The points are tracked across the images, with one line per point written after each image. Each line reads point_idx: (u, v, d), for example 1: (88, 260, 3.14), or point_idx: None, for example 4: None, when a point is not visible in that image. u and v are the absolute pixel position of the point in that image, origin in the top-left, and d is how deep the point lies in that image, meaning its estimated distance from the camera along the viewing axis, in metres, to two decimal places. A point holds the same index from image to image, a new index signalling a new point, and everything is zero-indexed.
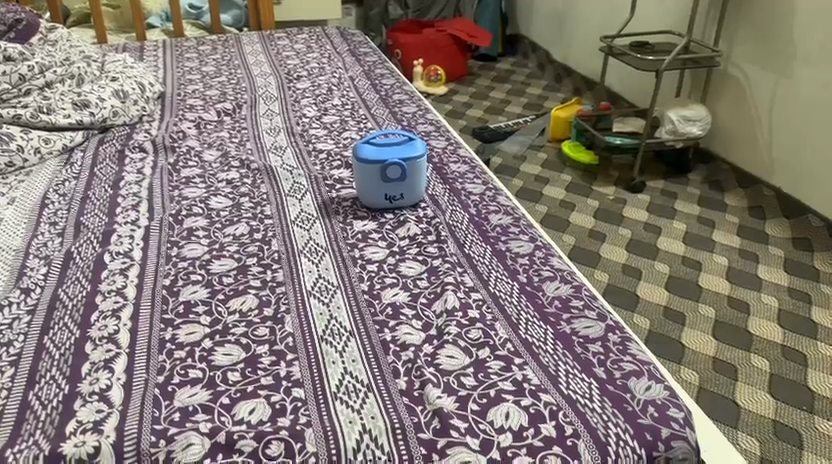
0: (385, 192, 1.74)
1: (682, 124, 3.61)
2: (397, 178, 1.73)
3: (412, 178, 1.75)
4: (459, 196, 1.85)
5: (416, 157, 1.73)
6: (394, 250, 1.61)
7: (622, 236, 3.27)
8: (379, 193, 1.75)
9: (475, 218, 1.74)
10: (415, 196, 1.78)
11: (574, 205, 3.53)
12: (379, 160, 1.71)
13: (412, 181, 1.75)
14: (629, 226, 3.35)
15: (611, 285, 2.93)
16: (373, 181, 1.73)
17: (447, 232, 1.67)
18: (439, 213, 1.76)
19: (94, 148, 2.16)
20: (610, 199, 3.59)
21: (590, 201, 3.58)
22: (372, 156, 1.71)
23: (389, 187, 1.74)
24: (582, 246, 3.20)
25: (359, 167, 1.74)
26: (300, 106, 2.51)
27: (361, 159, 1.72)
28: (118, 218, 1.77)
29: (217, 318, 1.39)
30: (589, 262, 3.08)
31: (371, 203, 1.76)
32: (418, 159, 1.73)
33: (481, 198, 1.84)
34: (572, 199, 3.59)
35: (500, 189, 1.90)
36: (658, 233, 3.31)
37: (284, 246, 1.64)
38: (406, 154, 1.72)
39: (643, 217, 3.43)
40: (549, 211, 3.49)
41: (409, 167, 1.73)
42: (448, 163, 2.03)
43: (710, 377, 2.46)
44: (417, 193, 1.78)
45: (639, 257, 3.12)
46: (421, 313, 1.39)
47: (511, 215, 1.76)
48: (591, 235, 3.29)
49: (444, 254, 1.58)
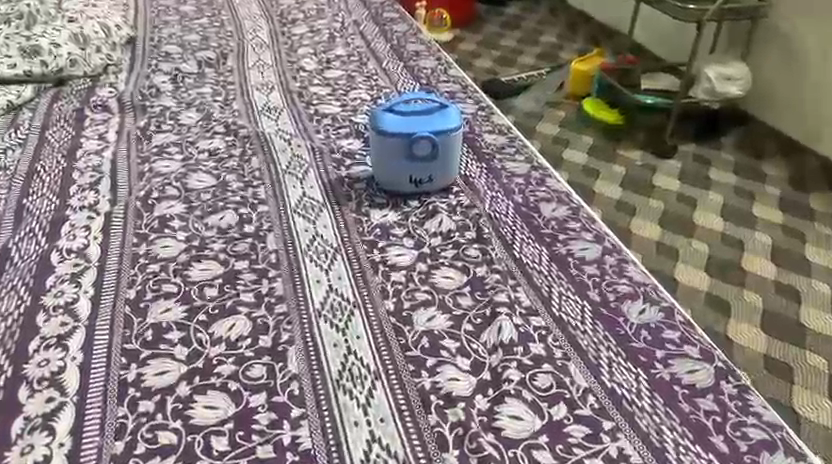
0: (412, 174, 1.39)
1: (720, 83, 3.22)
2: (425, 158, 1.37)
3: (444, 156, 1.39)
4: (499, 178, 1.49)
5: (450, 130, 1.35)
6: (423, 252, 1.27)
7: (653, 209, 2.94)
8: (403, 174, 1.39)
9: (523, 209, 1.40)
10: (447, 177, 1.42)
11: (598, 171, 3.18)
12: (404, 133, 1.34)
13: (444, 160, 1.39)
14: (660, 198, 3.02)
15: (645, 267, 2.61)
16: (395, 159, 1.38)
17: (490, 228, 1.33)
18: (477, 200, 1.41)
19: (46, 105, 1.77)
20: (637, 165, 3.23)
21: (616, 167, 3.22)
22: (395, 129, 1.34)
23: (416, 168, 1.39)
24: (609, 220, 2.87)
25: (376, 140, 1.38)
26: (297, 56, 2.11)
27: (380, 132, 1.35)
28: (73, 201, 1.41)
29: (198, 350, 1.06)
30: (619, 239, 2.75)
31: (393, 185, 1.41)
32: (452, 133, 1.36)
33: (526, 179, 1.49)
34: (597, 165, 3.23)
35: (547, 167, 1.55)
36: (693, 205, 2.98)
37: (282, 244, 1.29)
38: (438, 126, 1.35)
39: (675, 187, 3.09)
40: (571, 178, 3.13)
41: (441, 144, 1.36)
42: (480, 133, 1.67)
43: (762, 379, 2.17)
44: (450, 173, 1.42)
45: (673, 235, 2.79)
46: (467, 346, 1.08)
47: (567, 204, 1.42)
48: (619, 208, 2.95)
49: (488, 259, 1.24)
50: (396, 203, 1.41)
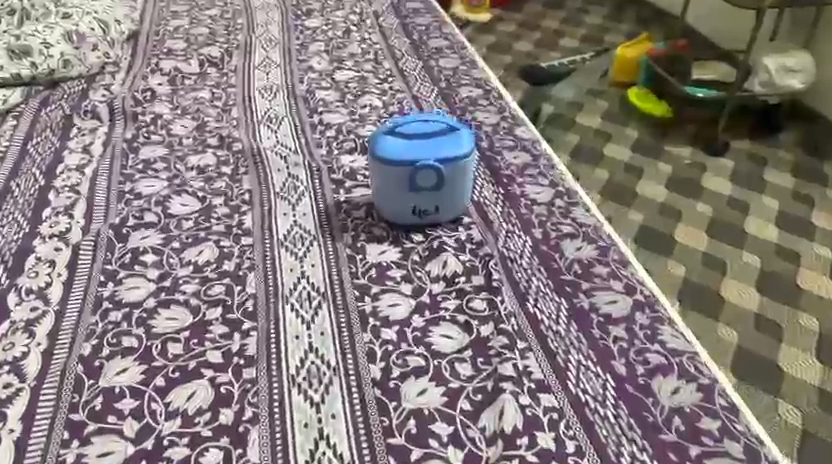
0: (416, 205, 1.22)
1: (780, 75, 2.90)
2: (430, 188, 1.20)
3: (453, 185, 1.21)
4: (518, 207, 1.31)
5: (457, 157, 1.18)
6: (422, 302, 1.10)
7: (700, 215, 2.63)
8: (406, 206, 1.22)
9: (542, 247, 1.21)
10: (457, 206, 1.24)
11: (641, 170, 2.86)
12: (404, 161, 1.17)
13: (453, 189, 1.21)
14: (708, 202, 2.71)
15: (688, 283, 2.31)
16: (396, 189, 1.20)
17: (501, 273, 1.15)
18: (489, 236, 1.23)
19: (33, 112, 1.64)
20: (685, 162, 2.91)
21: (660, 165, 2.90)
22: (394, 157, 1.17)
23: (420, 198, 1.21)
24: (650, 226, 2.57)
25: (375, 168, 1.20)
26: (307, 54, 1.93)
27: (378, 158, 1.18)
28: (42, 227, 1.28)
29: (149, 426, 0.92)
30: (660, 249, 2.46)
31: (395, 216, 1.24)
32: (461, 160, 1.18)
33: (549, 209, 1.30)
34: (639, 161, 2.91)
35: (574, 194, 1.36)
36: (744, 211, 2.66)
37: (262, 288, 1.13)
38: (444, 153, 1.17)
39: (725, 189, 2.77)
40: (611, 178, 2.82)
41: (448, 173, 1.19)
42: (500, 150, 1.48)
43: (817, 417, 1.86)
44: (460, 203, 1.24)
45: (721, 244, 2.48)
46: (462, 433, 0.91)
47: (594, 242, 1.23)
48: (662, 214, 2.64)
49: (496, 314, 1.07)
50: (395, 238, 1.23)
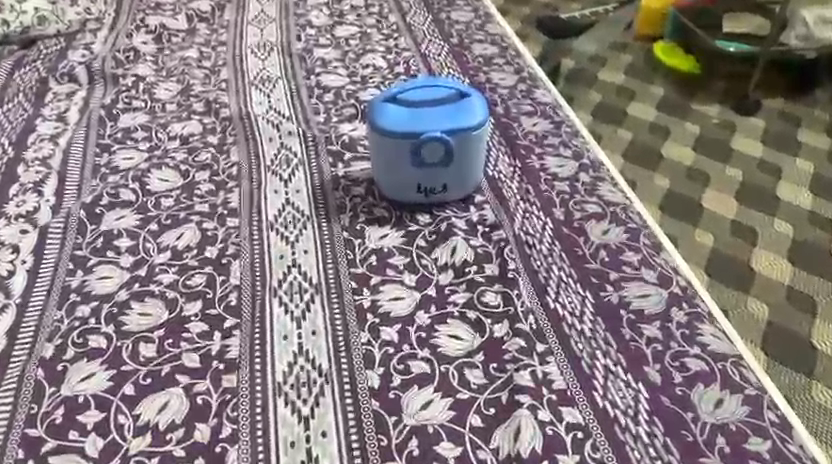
0: (421, 182, 1.08)
1: (817, 28, 2.57)
2: (437, 163, 1.06)
3: (462, 160, 1.07)
4: (536, 183, 1.16)
5: (468, 130, 1.03)
6: (427, 296, 0.97)
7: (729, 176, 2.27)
8: (410, 183, 1.08)
9: (565, 230, 1.07)
10: (467, 183, 1.10)
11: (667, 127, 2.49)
12: (408, 133, 1.03)
13: (463, 165, 1.07)
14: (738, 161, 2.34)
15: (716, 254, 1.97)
16: (399, 164, 1.07)
17: (518, 261, 1.01)
18: (504, 218, 1.09)
19: (5, 75, 1.50)
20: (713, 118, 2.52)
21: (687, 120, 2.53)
22: (396, 128, 1.03)
23: (426, 175, 1.07)
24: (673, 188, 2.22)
25: (374, 140, 1.06)
26: (305, 6, 1.76)
27: (378, 130, 1.04)
28: (8, 207, 1.16)
29: (115, 443, 0.81)
30: (684, 214, 2.11)
31: (398, 194, 1.10)
32: (472, 132, 1.04)
33: (572, 185, 1.16)
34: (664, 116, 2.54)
35: (600, 168, 1.21)
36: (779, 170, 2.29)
37: (248, 278, 1.00)
38: (454, 125, 1.03)
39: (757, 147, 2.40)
40: (630, 134, 2.46)
41: (457, 146, 1.05)
42: (516, 117, 1.32)
43: None
44: (471, 179, 1.10)
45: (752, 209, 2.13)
46: (471, 455, 0.78)
47: (623, 224, 1.08)
48: (690, 174, 2.27)
49: (511, 312, 0.93)
50: (397, 219, 1.10)
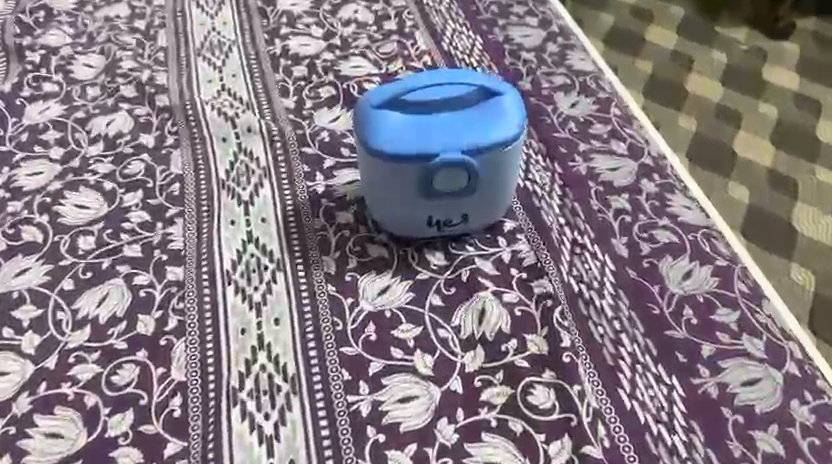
0: (432, 214, 0.79)
1: None
2: (455, 191, 0.77)
3: (490, 184, 0.77)
4: (586, 198, 0.86)
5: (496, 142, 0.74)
6: (451, 393, 0.69)
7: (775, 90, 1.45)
8: (418, 216, 0.79)
9: (631, 275, 0.78)
10: (496, 212, 0.81)
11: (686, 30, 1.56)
12: (414, 152, 0.73)
13: (491, 190, 0.78)
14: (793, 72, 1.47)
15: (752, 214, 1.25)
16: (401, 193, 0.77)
17: (574, 329, 0.73)
18: (546, 255, 0.80)
19: None
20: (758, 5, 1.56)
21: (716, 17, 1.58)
22: (397, 145, 0.73)
23: (439, 205, 0.78)
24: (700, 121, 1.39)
25: (365, 160, 0.76)
26: None
27: (371, 147, 0.74)
28: None
29: None
30: (716, 159, 1.33)
31: (401, 228, 0.81)
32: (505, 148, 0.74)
33: (633, 201, 0.86)
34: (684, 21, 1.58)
35: (667, 172, 0.91)
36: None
37: (197, 371, 0.72)
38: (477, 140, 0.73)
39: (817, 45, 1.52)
40: (644, 59, 1.51)
41: (482, 168, 0.75)
42: (549, 96, 1.00)
43: None
44: (501, 207, 0.81)
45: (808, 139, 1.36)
46: None
47: (710, 262, 0.80)
48: (722, 104, 1.43)
49: (572, 422, 0.66)
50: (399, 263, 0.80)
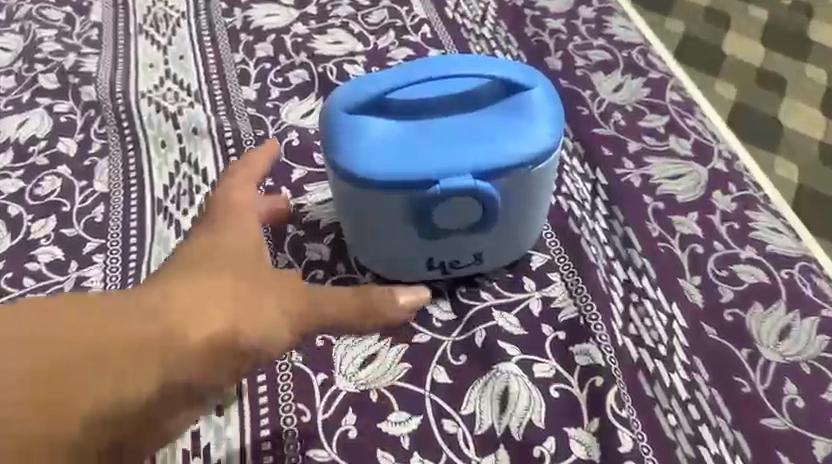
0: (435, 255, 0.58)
1: None
2: (467, 225, 0.55)
3: (514, 212, 0.56)
4: (641, 221, 0.64)
5: (526, 157, 0.52)
6: None
7: None
8: (415, 258, 0.58)
9: (710, 335, 0.58)
10: (521, 245, 0.60)
11: None
12: (408, 177, 0.52)
13: (516, 220, 0.57)
14: None
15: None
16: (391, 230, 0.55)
17: (632, 423, 0.53)
18: (591, 306, 0.59)
19: None
20: None
21: None
22: (383, 166, 0.52)
23: (445, 243, 0.57)
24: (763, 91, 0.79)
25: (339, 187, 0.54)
26: None
27: (347, 174, 0.52)
28: None
29: None
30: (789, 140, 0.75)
31: (392, 273, 0.60)
32: (536, 163, 0.53)
33: (704, 225, 0.64)
34: None
35: (744, 180, 0.69)
36: None
37: None
38: (498, 155, 0.52)
39: None
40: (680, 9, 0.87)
41: (504, 191, 0.54)
42: (585, 78, 0.77)
43: None
44: (528, 238, 0.60)
45: None
46: None
47: (814, 311, 0.59)
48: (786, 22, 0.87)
49: None
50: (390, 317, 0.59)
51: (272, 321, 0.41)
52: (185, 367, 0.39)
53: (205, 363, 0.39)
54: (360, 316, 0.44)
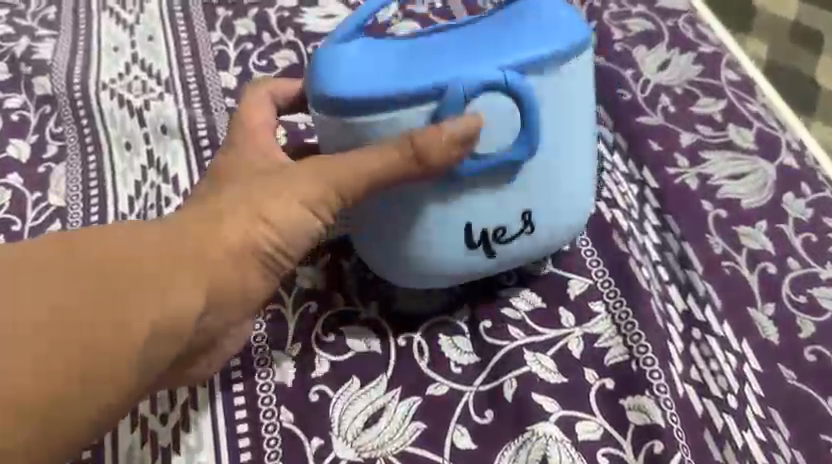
0: (477, 224, 0.45)
1: None
2: (507, 149, 0.43)
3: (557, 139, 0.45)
4: (699, 233, 0.53)
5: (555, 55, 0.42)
6: None
7: None
8: (452, 236, 0.45)
9: (790, 381, 0.47)
10: (580, 205, 0.48)
11: None
12: (412, 84, 0.41)
13: (565, 156, 0.45)
14: None
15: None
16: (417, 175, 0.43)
17: None
18: (643, 344, 0.48)
19: None
20: None
21: None
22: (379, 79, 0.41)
23: (486, 198, 0.45)
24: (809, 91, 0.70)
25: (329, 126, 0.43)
26: None
27: (333, 98, 0.41)
28: None
29: None
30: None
31: (429, 268, 0.47)
32: (567, 60, 0.43)
33: (774, 237, 0.53)
34: None
35: (819, 177, 0.57)
36: None
37: None
38: (521, 49, 0.42)
39: None
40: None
41: (539, 85, 0.43)
42: (623, 53, 0.65)
43: None
44: (583, 193, 0.48)
45: None
46: None
47: None
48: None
49: None
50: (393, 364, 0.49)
51: (302, 213, 0.41)
52: (214, 268, 0.39)
53: (238, 260, 0.39)
54: (408, 156, 0.40)
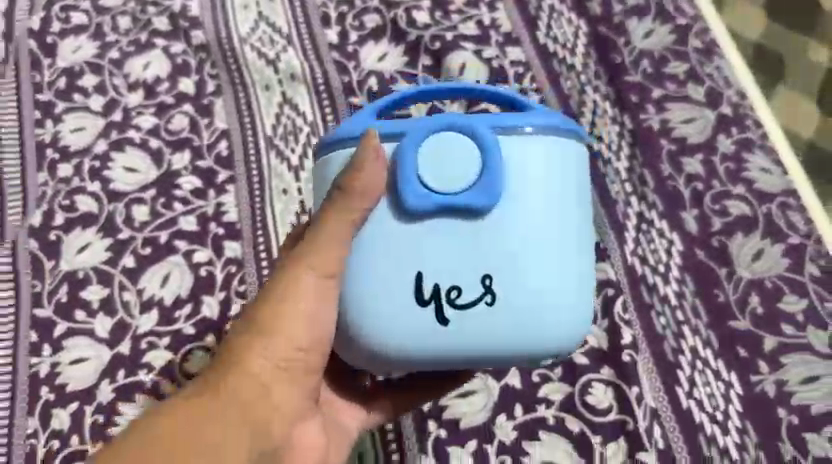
0: (430, 278, 0.49)
1: None
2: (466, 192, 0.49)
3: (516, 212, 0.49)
4: (655, 160, 0.81)
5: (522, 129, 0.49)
6: (510, 389, 0.72)
7: None
8: (403, 277, 0.49)
9: (699, 256, 0.77)
10: (540, 309, 0.50)
11: None
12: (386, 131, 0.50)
13: (530, 228, 0.49)
14: None
15: (823, 158, 0.83)
16: (371, 227, 0.50)
17: (632, 320, 0.74)
18: (609, 231, 0.78)
19: None
20: None
21: None
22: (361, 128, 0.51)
23: (432, 256, 0.49)
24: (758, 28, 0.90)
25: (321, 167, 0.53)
26: None
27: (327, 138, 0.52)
28: None
29: None
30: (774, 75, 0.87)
31: (372, 320, 0.50)
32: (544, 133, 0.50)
33: (707, 164, 0.81)
34: None
35: (746, 122, 0.83)
36: None
37: None
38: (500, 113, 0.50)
39: None
40: None
41: (510, 146, 0.49)
42: (621, 24, 0.90)
43: None
44: (552, 289, 0.50)
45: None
46: None
47: (781, 239, 0.77)
48: None
49: (629, 427, 0.70)
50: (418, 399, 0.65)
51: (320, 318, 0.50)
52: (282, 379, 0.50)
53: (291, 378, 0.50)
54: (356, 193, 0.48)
